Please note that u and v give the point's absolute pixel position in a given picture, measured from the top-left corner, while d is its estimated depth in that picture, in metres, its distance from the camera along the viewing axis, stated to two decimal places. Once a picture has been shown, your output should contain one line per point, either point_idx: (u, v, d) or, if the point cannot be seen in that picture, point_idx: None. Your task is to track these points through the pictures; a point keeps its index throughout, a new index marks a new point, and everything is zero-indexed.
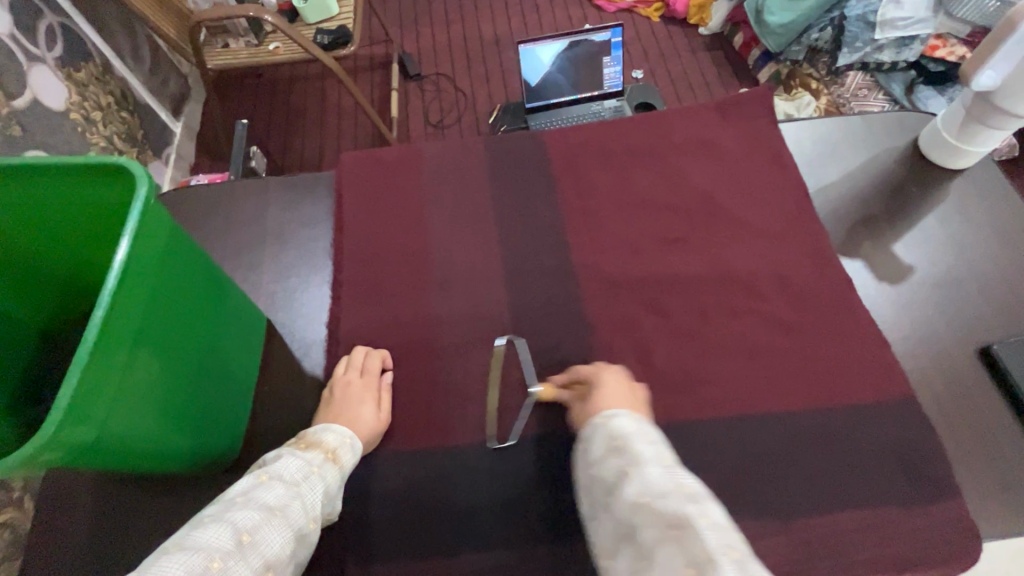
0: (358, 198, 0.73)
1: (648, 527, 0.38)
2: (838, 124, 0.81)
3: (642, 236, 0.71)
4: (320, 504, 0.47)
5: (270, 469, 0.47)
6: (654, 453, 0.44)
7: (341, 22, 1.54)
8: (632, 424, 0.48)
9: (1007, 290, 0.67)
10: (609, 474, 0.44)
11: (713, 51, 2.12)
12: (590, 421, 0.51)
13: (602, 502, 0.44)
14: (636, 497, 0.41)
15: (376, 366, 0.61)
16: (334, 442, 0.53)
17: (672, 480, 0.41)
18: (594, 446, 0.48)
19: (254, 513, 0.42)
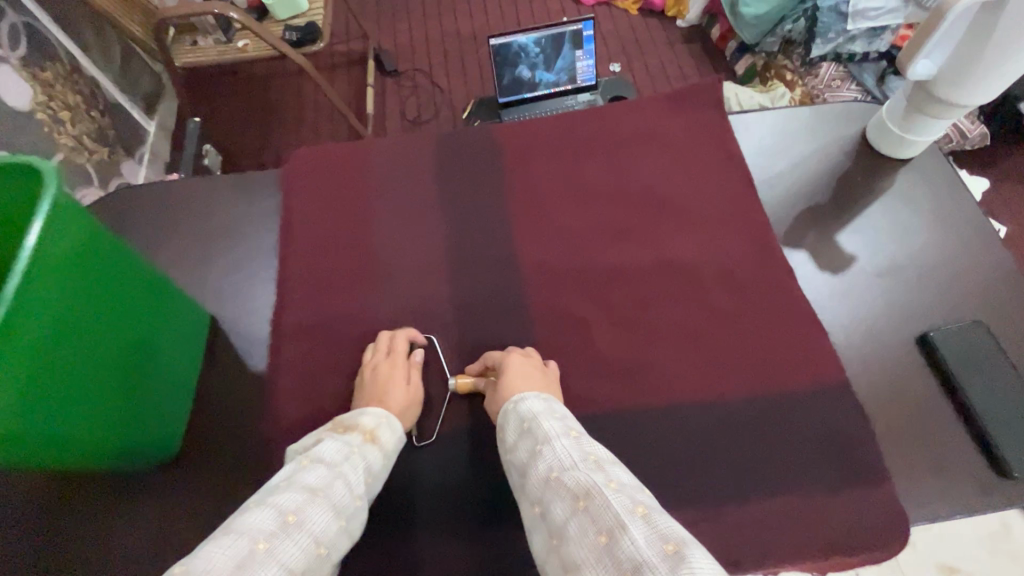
0: (306, 195, 0.73)
1: (561, 501, 0.41)
2: (789, 114, 0.82)
3: (587, 230, 0.71)
4: (363, 484, 0.49)
5: (311, 453, 0.49)
6: (562, 428, 0.48)
7: (311, 19, 1.53)
8: (540, 404, 0.51)
9: (945, 278, 0.68)
10: (524, 456, 0.48)
11: (691, 43, 2.11)
12: (502, 406, 0.54)
13: (522, 484, 0.47)
14: (551, 475, 0.44)
15: (403, 344, 0.62)
16: (371, 422, 0.55)
17: (582, 454, 0.44)
18: (508, 430, 0.51)
19: (297, 495, 0.43)
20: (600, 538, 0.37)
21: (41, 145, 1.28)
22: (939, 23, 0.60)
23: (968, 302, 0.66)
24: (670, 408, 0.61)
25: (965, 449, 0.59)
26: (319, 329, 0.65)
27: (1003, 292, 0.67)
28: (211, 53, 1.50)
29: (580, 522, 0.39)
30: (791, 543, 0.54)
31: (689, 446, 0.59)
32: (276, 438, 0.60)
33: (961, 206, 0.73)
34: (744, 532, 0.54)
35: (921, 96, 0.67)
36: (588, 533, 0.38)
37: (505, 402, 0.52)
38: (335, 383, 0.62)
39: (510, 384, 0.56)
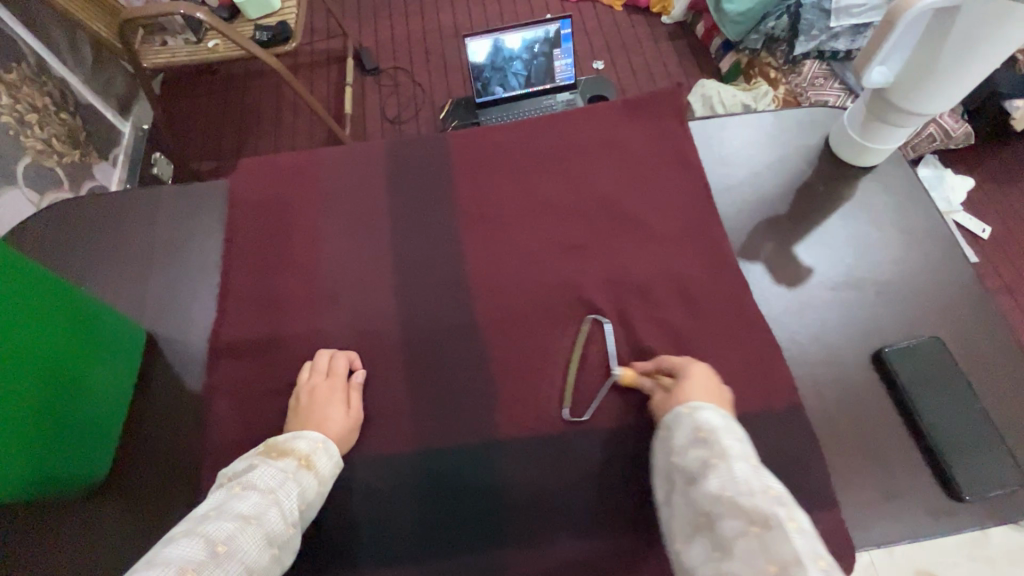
0: (251, 208, 0.71)
1: (729, 519, 0.39)
2: (751, 120, 0.79)
3: (538, 243, 0.69)
4: (298, 509, 0.48)
5: (245, 479, 0.48)
6: (743, 451, 0.45)
7: (283, 18, 1.49)
8: (719, 417, 0.49)
9: (904, 292, 0.66)
10: (693, 464, 0.46)
11: (676, 40, 2.08)
12: (672, 409, 0.52)
13: (683, 488, 0.46)
14: (717, 490, 0.42)
15: (343, 366, 0.60)
16: (307, 448, 0.53)
17: (758, 481, 0.41)
18: (675, 435, 0.50)
19: (227, 525, 0.42)
20: (770, 568, 0.35)
21: (5, 149, 1.25)
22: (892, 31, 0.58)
23: (926, 317, 0.65)
24: (615, 428, 0.59)
25: (917, 471, 0.57)
26: (258, 346, 0.63)
27: (961, 306, 0.66)
28: (182, 53, 1.46)
29: (747, 544, 0.37)
30: None
31: (632, 468, 0.58)
32: (210, 461, 0.58)
33: (922, 216, 0.71)
34: None
35: (879, 104, 0.66)
36: (756, 559, 0.36)
37: (679, 406, 0.50)
38: (272, 403, 0.61)
39: (688, 393, 0.53)
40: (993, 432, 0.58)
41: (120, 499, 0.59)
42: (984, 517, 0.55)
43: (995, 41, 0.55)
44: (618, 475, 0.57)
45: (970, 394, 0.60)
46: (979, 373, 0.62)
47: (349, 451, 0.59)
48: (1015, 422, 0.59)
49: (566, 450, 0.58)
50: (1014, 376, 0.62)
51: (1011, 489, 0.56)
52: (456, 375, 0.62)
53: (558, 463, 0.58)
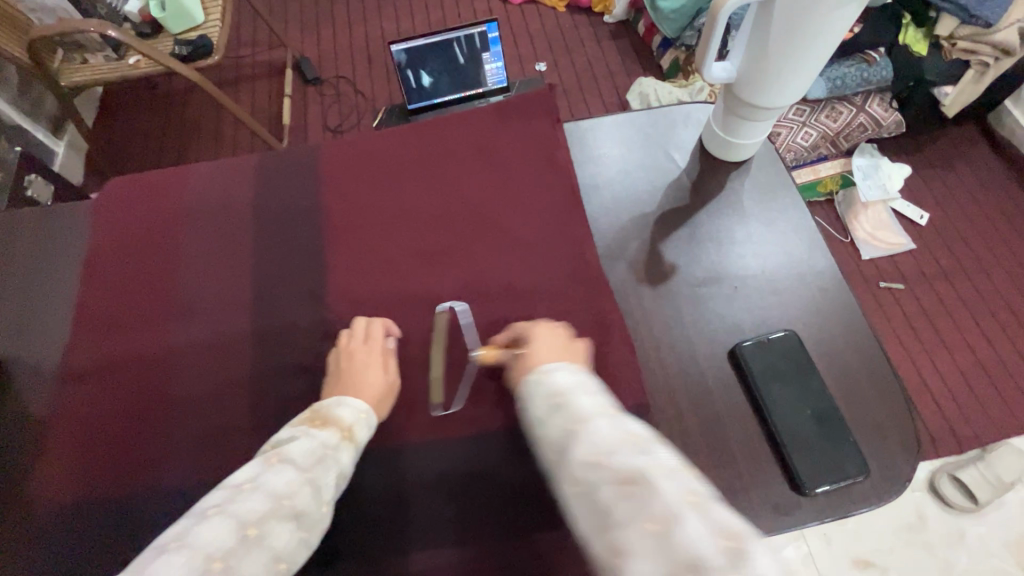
0: (114, 227, 0.71)
1: (604, 484, 0.33)
2: (628, 119, 0.79)
3: (401, 252, 0.69)
4: (331, 487, 0.47)
5: (282, 452, 0.47)
6: (598, 406, 0.40)
7: (205, 32, 1.48)
8: (571, 375, 0.44)
9: (764, 287, 0.67)
10: (553, 432, 0.39)
11: (619, 38, 2.08)
12: (526, 378, 0.46)
13: (549, 461, 0.39)
14: (590, 454, 0.35)
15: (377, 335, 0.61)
16: (349, 419, 0.53)
17: (622, 431, 0.36)
18: (533, 404, 0.43)
19: (260, 504, 0.41)
20: (650, 526, 0.30)
21: None
22: (714, 29, 0.59)
23: (786, 313, 0.65)
24: (461, 438, 0.59)
25: (761, 467, 0.57)
26: (105, 369, 0.62)
27: (819, 299, 0.66)
28: (102, 71, 1.44)
29: (628, 509, 0.31)
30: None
31: (480, 478, 0.57)
32: (44, 491, 0.57)
33: (787, 211, 0.71)
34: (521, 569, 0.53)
35: (731, 101, 0.66)
36: (637, 520, 0.30)
37: (531, 373, 0.45)
38: (113, 427, 0.59)
39: (535, 358, 0.49)
40: (840, 428, 0.58)
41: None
42: (824, 513, 0.55)
43: (821, 33, 0.55)
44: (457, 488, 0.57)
45: (822, 391, 0.60)
46: (832, 368, 0.62)
47: (189, 474, 0.57)
48: (865, 415, 0.60)
49: (413, 461, 0.58)
50: (868, 369, 0.62)
51: (852, 482, 0.56)
52: (307, 390, 0.61)
53: (404, 474, 0.58)
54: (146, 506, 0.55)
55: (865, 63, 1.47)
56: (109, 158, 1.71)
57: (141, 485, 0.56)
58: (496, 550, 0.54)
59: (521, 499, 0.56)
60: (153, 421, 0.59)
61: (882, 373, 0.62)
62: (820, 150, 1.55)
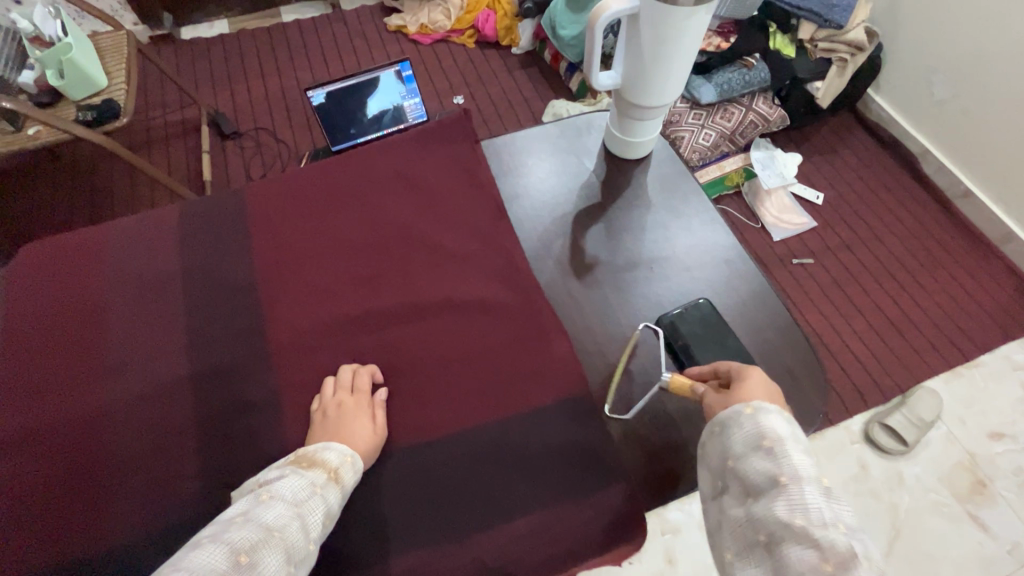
0: (32, 293, 0.68)
1: (791, 543, 0.40)
2: (538, 132, 0.86)
3: (336, 279, 0.70)
4: (320, 525, 0.48)
5: (273, 489, 0.48)
6: (810, 470, 0.44)
7: (110, 96, 1.46)
8: (786, 428, 0.47)
9: (676, 266, 0.74)
10: (758, 476, 0.45)
11: (528, 67, 2.21)
12: (734, 407, 0.51)
13: (742, 499, 0.46)
14: (788, 514, 0.41)
15: (757, 374, 0.54)
16: (336, 460, 0.54)
17: (826, 504, 0.41)
18: (738, 439, 0.48)
19: (251, 535, 0.43)
20: None
21: None
22: (592, 44, 0.68)
23: (698, 286, 0.72)
24: (418, 446, 0.60)
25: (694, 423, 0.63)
26: (24, 446, 0.59)
27: (724, 269, 0.74)
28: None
29: None
30: (528, 559, 0.56)
31: (440, 480, 0.59)
32: None
33: (689, 197, 0.79)
34: (487, 561, 0.55)
35: (623, 104, 0.74)
36: None
37: (741, 409, 0.49)
38: (43, 501, 0.56)
39: (749, 395, 0.52)
40: None
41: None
42: None
43: (680, 40, 0.63)
44: (416, 495, 0.58)
45: (741, 349, 0.66)
46: (746, 327, 0.69)
47: (133, 531, 0.55)
48: (780, 365, 0.67)
49: (369, 477, 0.59)
50: (776, 324, 0.70)
51: None
52: (255, 426, 0.61)
53: (362, 493, 0.58)
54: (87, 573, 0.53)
55: (745, 67, 1.65)
56: (11, 238, 1.60)
57: (80, 554, 0.54)
58: (460, 548, 0.56)
59: (482, 497, 0.58)
60: (89, 485, 0.57)
61: (787, 325, 0.70)
62: (722, 148, 1.69)
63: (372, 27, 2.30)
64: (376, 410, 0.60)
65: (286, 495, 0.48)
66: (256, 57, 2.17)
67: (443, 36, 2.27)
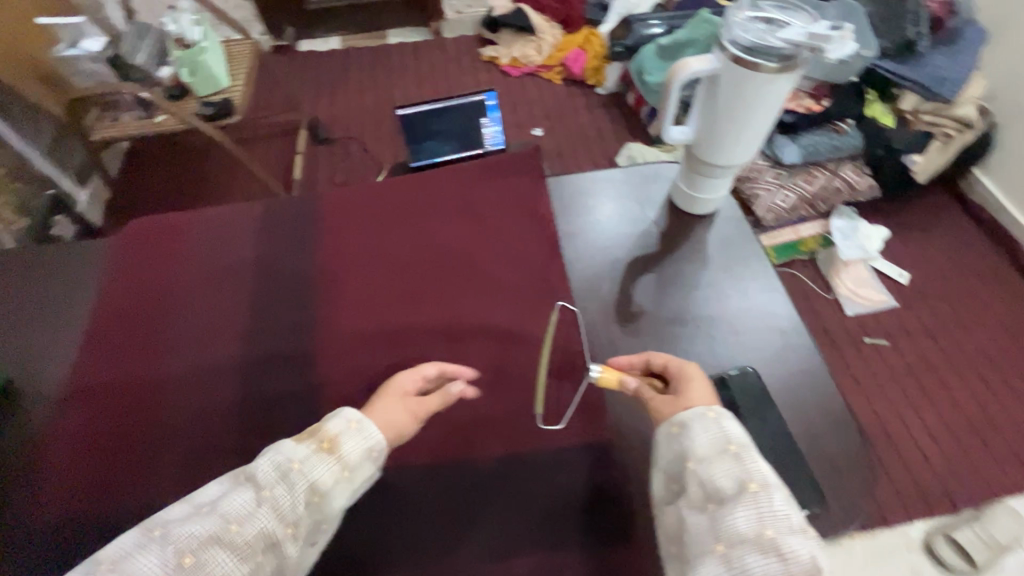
0: (128, 263, 0.77)
1: (755, 552, 0.39)
2: (603, 176, 0.88)
3: (388, 290, 0.74)
4: (299, 505, 0.44)
5: (246, 469, 0.45)
6: (769, 474, 0.44)
7: (228, 95, 1.63)
8: (741, 432, 0.48)
9: (724, 328, 0.72)
10: (722, 481, 0.44)
11: (610, 108, 2.26)
12: (691, 410, 0.50)
13: (700, 500, 0.44)
14: (754, 522, 0.40)
15: (696, 372, 0.55)
16: (337, 429, 0.49)
17: (798, 519, 0.41)
18: (696, 441, 0.48)
19: (198, 530, 0.39)
20: None
21: None
22: (668, 100, 0.69)
23: (744, 353, 0.70)
24: (435, 464, 0.62)
25: None
26: (96, 397, 0.66)
27: (774, 339, 0.71)
28: (131, 127, 1.54)
29: None
30: None
31: (453, 504, 0.60)
32: (35, 507, 0.60)
33: (749, 260, 0.77)
34: None
35: (692, 159, 0.74)
36: None
37: (705, 411, 0.49)
38: (100, 450, 0.62)
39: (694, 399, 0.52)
40: (797, 461, 0.61)
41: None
42: None
43: (756, 102, 0.63)
44: (426, 513, 0.59)
45: (781, 426, 0.63)
46: (789, 403, 0.66)
47: (162, 497, 0.59)
48: (823, 451, 0.63)
49: (385, 487, 0.60)
50: (823, 406, 0.66)
51: (810, 513, 0.58)
52: (290, 416, 0.64)
53: (376, 500, 0.60)
54: (122, 525, 0.58)
55: (835, 132, 1.59)
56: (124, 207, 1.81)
57: (118, 508, 0.59)
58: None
59: (488, 529, 0.58)
60: (138, 443, 0.63)
61: (836, 410, 0.66)
62: (799, 212, 1.63)
63: (467, 57, 2.45)
64: (410, 400, 0.56)
65: (273, 479, 0.44)
66: (359, 73, 2.36)
67: (532, 70, 2.37)
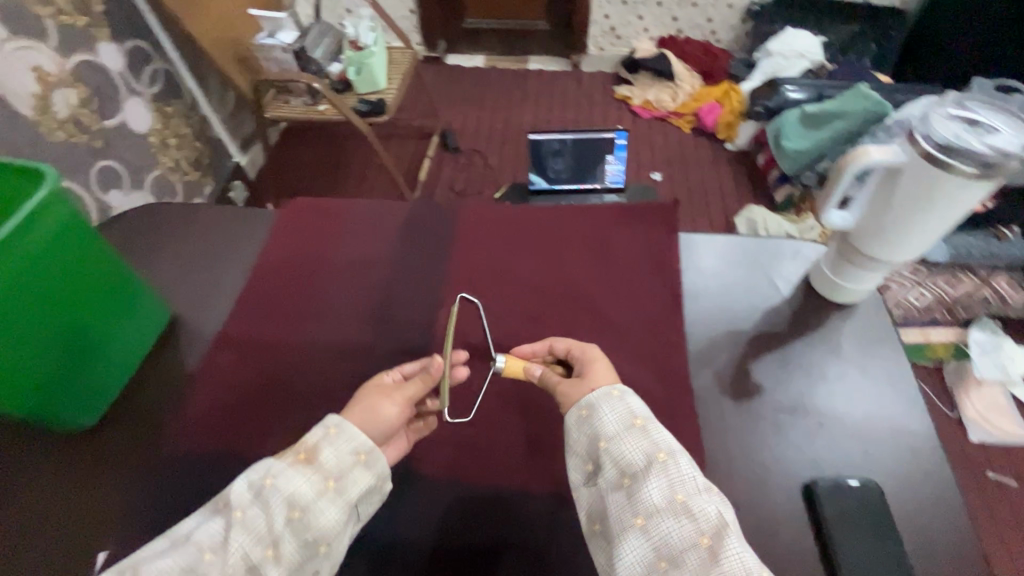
0: (288, 235, 0.87)
1: (670, 517, 0.47)
2: (739, 242, 0.85)
3: (507, 310, 0.77)
4: (276, 522, 0.47)
5: (223, 496, 0.49)
6: (666, 450, 0.51)
7: (382, 96, 1.80)
8: (640, 410, 0.54)
9: (848, 430, 0.67)
10: (634, 457, 0.51)
11: (736, 165, 2.22)
12: (594, 391, 0.56)
13: (615, 475, 0.51)
14: (669, 496, 0.48)
15: (597, 359, 0.61)
16: (315, 437, 0.53)
17: (703, 485, 0.49)
18: (606, 419, 0.54)
19: (177, 567, 0.44)
20: None
21: (148, 160, 1.64)
22: (841, 180, 0.67)
23: (867, 462, 0.64)
24: (523, 493, 0.62)
25: None
26: (242, 349, 0.74)
27: (903, 456, 0.65)
28: (298, 111, 1.77)
29: (699, 555, 0.45)
30: None
31: (535, 536, 0.59)
32: (173, 434, 0.68)
33: (887, 363, 0.72)
34: None
35: (846, 245, 0.70)
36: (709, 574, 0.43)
37: (608, 389, 0.55)
38: (237, 398, 0.70)
39: (598, 381, 0.58)
40: None
41: (69, 454, 0.68)
42: None
43: (944, 200, 0.61)
44: (506, 538, 0.59)
45: (901, 554, 0.57)
46: (913, 532, 0.60)
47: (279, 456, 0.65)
48: None
49: (473, 500, 0.62)
50: (954, 546, 0.59)
51: None
52: None
53: (462, 511, 0.61)
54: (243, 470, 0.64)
55: (995, 237, 1.43)
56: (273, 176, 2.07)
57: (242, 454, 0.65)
58: None
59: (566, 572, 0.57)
60: (268, 400, 0.70)
61: (970, 556, 0.58)
62: (933, 313, 1.44)
63: (600, 92, 2.51)
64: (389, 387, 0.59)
65: (248, 499, 0.48)
66: (496, 91, 2.50)
67: (663, 114, 2.38)
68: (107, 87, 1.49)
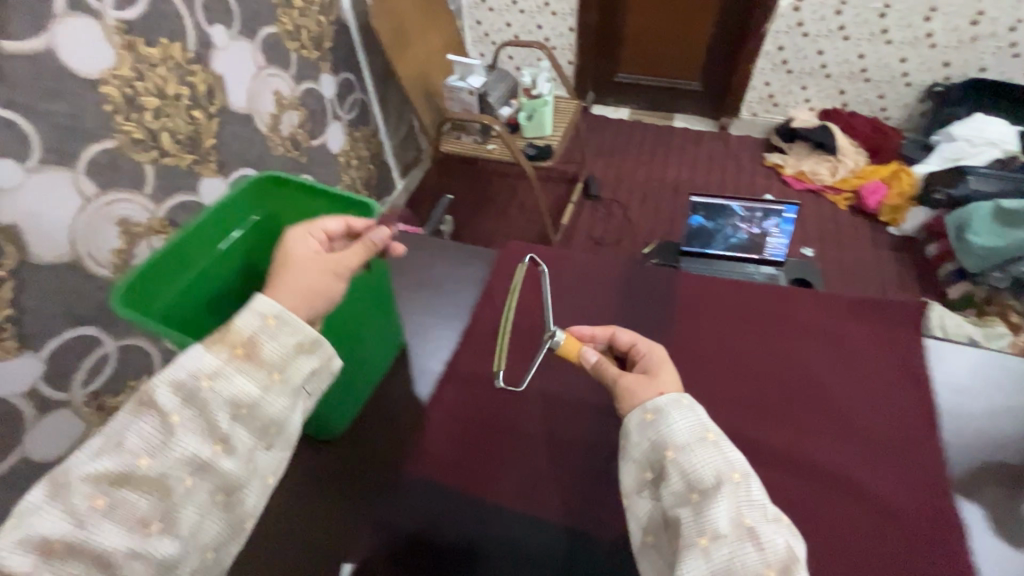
0: (505, 278, 0.91)
1: (740, 543, 0.46)
2: (995, 357, 0.77)
3: (739, 392, 0.75)
4: (211, 424, 0.49)
5: (146, 394, 0.48)
6: (739, 466, 0.51)
7: (549, 141, 1.90)
8: (695, 418, 0.54)
9: None
10: (705, 471, 0.50)
11: (898, 251, 2.07)
12: (658, 396, 0.56)
13: (679, 484, 0.51)
14: (743, 519, 0.47)
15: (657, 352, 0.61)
16: (247, 329, 0.52)
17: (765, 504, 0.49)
18: (675, 426, 0.53)
19: (111, 472, 0.45)
20: None
21: (334, 176, 1.81)
22: None
23: None
24: None
25: None
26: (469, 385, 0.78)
27: None
28: (469, 147, 1.90)
29: None
30: None
31: None
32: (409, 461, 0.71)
33: None
34: None
35: None
36: None
37: (677, 398, 0.55)
38: (465, 438, 0.73)
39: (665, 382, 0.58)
40: None
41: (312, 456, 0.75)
42: None
43: None
44: None
45: None
46: None
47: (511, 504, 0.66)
48: None
49: None
50: None
51: None
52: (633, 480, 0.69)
53: None
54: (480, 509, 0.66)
55: None
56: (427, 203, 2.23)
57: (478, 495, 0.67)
58: None
59: None
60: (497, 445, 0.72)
61: None
62: None
63: (748, 157, 2.46)
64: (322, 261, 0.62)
65: (185, 401, 0.48)
66: (641, 145, 2.53)
67: (818, 188, 2.27)
68: (320, 111, 1.68)
